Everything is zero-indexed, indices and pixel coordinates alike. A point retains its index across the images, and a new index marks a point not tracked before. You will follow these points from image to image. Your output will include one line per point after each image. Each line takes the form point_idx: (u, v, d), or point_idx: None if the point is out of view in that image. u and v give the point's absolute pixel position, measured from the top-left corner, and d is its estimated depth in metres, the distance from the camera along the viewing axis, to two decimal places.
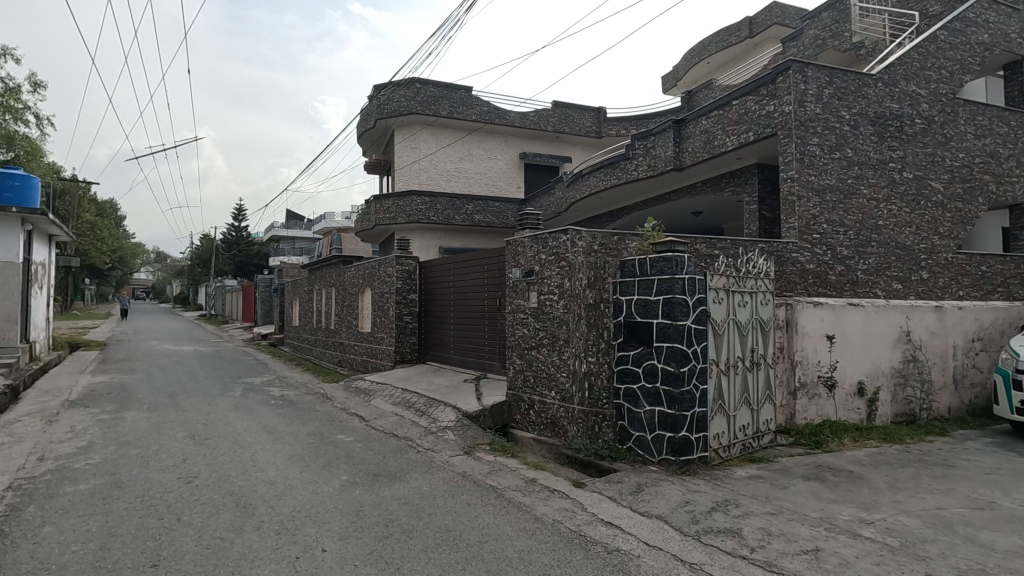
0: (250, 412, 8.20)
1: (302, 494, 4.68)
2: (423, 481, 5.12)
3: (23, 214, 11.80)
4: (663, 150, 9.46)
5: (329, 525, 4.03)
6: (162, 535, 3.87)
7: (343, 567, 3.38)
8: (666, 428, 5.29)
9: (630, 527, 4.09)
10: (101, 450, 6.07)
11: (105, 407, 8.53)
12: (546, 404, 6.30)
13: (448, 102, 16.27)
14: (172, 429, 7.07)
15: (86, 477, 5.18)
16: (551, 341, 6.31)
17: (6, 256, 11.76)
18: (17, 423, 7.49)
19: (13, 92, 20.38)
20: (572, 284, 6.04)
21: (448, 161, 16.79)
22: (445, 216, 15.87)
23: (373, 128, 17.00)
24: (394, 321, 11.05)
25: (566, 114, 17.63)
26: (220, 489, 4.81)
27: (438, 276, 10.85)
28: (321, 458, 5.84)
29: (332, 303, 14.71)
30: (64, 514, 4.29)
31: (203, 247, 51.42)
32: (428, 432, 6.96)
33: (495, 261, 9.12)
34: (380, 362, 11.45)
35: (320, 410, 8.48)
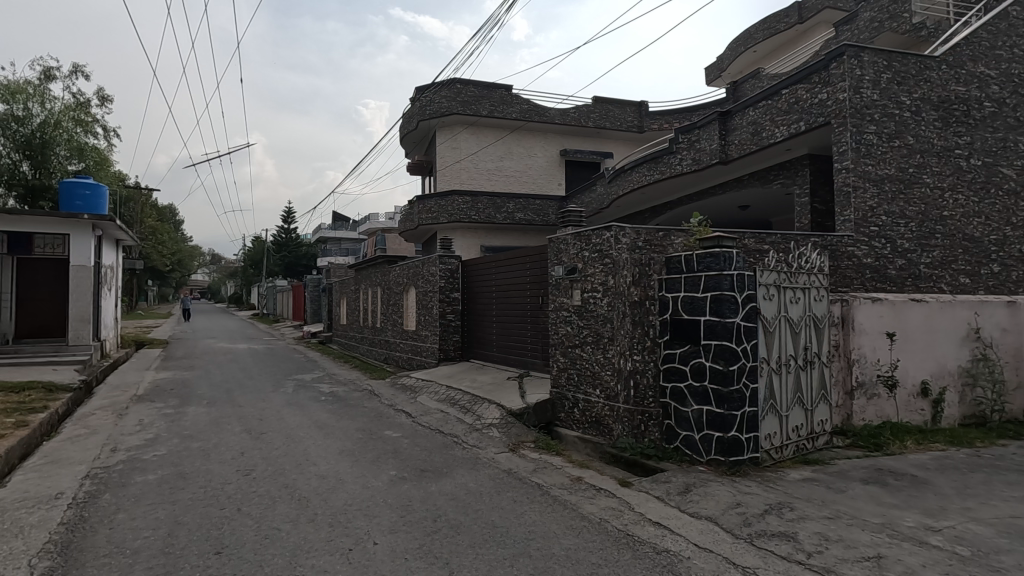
0: (302, 408, 8.52)
1: (354, 488, 4.83)
2: (469, 478, 5.18)
3: (94, 220, 12.56)
4: (708, 142, 9.23)
5: (379, 518, 4.14)
6: (224, 524, 4.06)
7: (394, 559, 3.47)
8: (715, 427, 5.18)
9: (679, 528, 4.02)
10: (167, 443, 6.45)
11: (168, 402, 9.00)
12: (591, 403, 6.26)
13: (489, 101, 16.35)
14: (230, 423, 7.41)
15: (153, 468, 5.50)
16: (595, 339, 6.26)
17: (79, 261, 12.56)
18: (91, 416, 8.01)
19: (84, 107, 21.78)
20: (616, 281, 5.97)
21: (488, 160, 16.90)
22: (486, 215, 16.01)
23: (415, 130, 17.23)
24: (438, 319, 11.22)
25: (607, 109, 17.50)
26: (276, 482, 5.02)
27: (481, 274, 10.92)
28: (370, 453, 6.00)
29: (377, 302, 15.06)
30: (136, 502, 4.57)
31: (255, 248, 53.59)
32: (473, 428, 7.04)
33: (537, 259, 9.12)
34: (425, 359, 11.65)
35: (368, 407, 8.70)
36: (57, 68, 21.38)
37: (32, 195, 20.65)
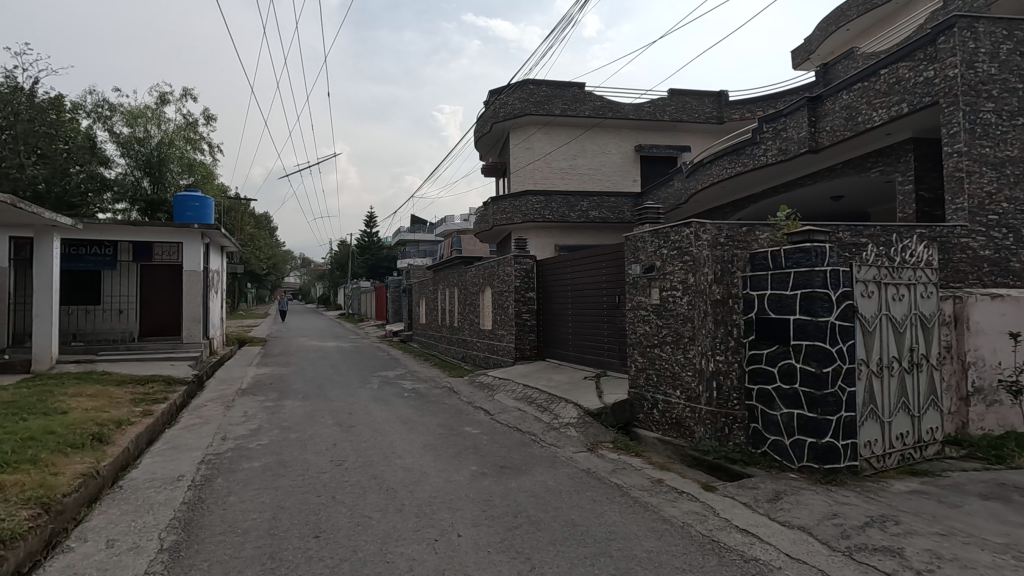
0: (387, 403, 8.94)
1: (437, 481, 5.01)
2: (548, 476, 5.22)
3: (202, 229, 13.81)
4: (796, 131, 8.73)
5: (462, 511, 4.28)
6: (320, 510, 4.36)
7: (477, 552, 3.58)
8: (808, 433, 4.91)
9: (769, 536, 3.84)
10: (268, 433, 6.99)
11: (268, 395, 9.76)
12: (671, 404, 6.10)
13: (562, 100, 16.32)
14: (323, 417, 7.93)
15: (258, 456, 5.99)
16: (675, 339, 6.09)
17: (191, 266, 13.83)
18: (203, 407, 8.84)
19: (192, 126, 23.96)
20: (697, 279, 5.80)
21: (562, 159, 16.86)
22: (560, 214, 16.02)
23: (490, 133, 17.51)
24: (514, 318, 11.36)
25: (684, 101, 16.96)
26: (366, 473, 5.31)
27: (556, 273, 10.94)
28: (451, 448, 6.21)
29: (455, 302, 15.48)
30: (245, 486, 5.00)
31: (341, 252, 56.70)
32: (551, 427, 7.08)
33: (614, 257, 9.00)
34: (502, 357, 11.84)
35: (447, 403, 8.98)
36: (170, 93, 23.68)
37: (152, 208, 22.98)
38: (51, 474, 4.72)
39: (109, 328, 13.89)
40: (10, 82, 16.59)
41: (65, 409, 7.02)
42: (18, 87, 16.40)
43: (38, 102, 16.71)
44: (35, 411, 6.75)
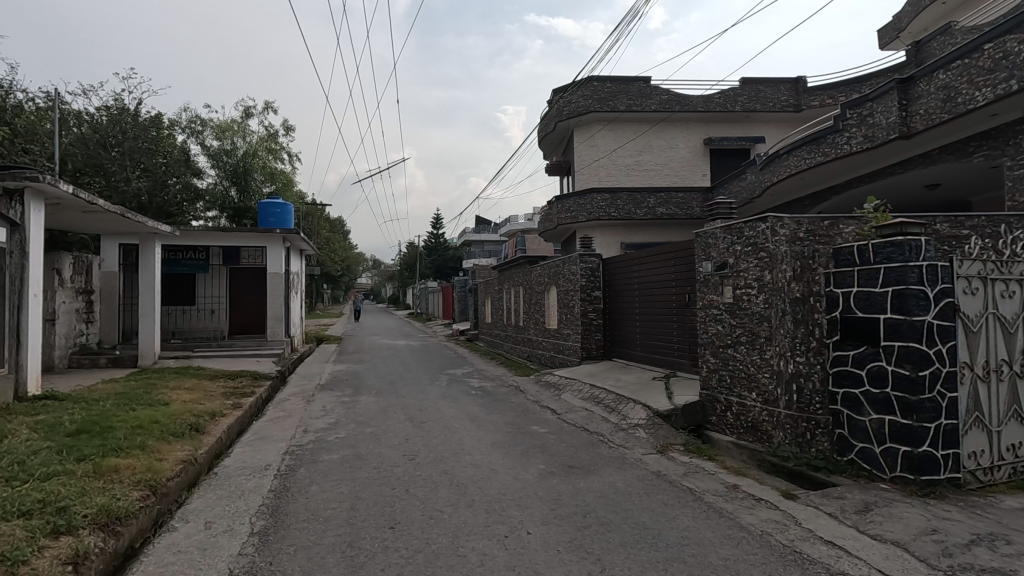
0: (455, 401, 9.14)
1: (506, 479, 5.07)
2: (617, 477, 5.15)
3: (284, 234, 14.66)
4: (884, 116, 8.12)
5: (531, 509, 4.30)
6: (395, 503, 4.52)
7: (547, 550, 3.58)
8: (901, 441, 4.56)
9: (858, 550, 3.60)
10: (345, 427, 7.33)
11: (344, 391, 10.23)
12: (746, 406, 5.83)
13: (627, 95, 16.00)
14: (396, 412, 8.21)
15: (336, 448, 6.30)
16: (751, 339, 5.82)
17: (274, 268, 14.74)
18: (286, 401, 9.40)
19: (273, 137, 25.53)
20: (773, 276, 5.51)
21: (628, 156, 16.55)
22: (626, 211, 15.77)
23: (554, 131, 17.46)
24: (580, 317, 11.27)
25: (757, 90, 16.17)
26: (437, 467, 5.45)
27: (624, 272, 10.76)
28: (519, 446, 6.26)
29: (520, 301, 15.56)
30: (325, 477, 5.28)
31: (410, 253, 58.48)
32: (619, 428, 6.98)
33: (685, 254, 8.73)
34: (567, 357, 11.77)
35: (514, 402, 9.05)
36: (254, 107, 25.31)
37: (238, 215, 24.63)
38: (157, 459, 5.20)
39: (203, 327, 15.04)
40: (118, 104, 18.28)
41: (167, 400, 7.69)
42: (125, 108, 18.05)
43: (142, 120, 18.32)
44: (142, 402, 7.44)
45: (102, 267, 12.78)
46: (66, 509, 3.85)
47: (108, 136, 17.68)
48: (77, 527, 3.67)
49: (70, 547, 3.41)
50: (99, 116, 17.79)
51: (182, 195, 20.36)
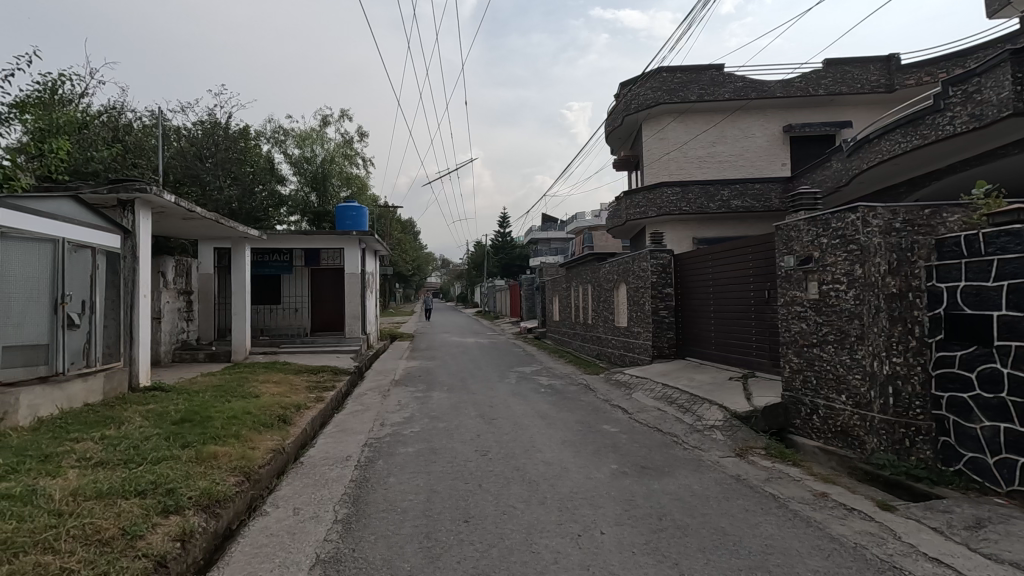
0: (525, 398, 9.19)
1: (578, 478, 5.03)
2: (693, 480, 4.99)
3: (360, 236, 15.52)
4: (994, 91, 7.34)
5: (604, 509, 4.25)
6: (469, 497, 4.61)
7: (622, 551, 3.53)
8: (1020, 452, 4.09)
9: (969, 570, 3.29)
10: (419, 421, 7.56)
11: (417, 387, 10.55)
12: (835, 409, 5.46)
13: (699, 85, 15.42)
14: (467, 408, 8.37)
15: (411, 442, 6.51)
16: (840, 338, 5.44)
17: (352, 269, 15.70)
18: (364, 395, 9.83)
19: (349, 143, 26.76)
20: (865, 270, 5.13)
21: (700, 147, 15.95)
22: (699, 205, 15.22)
23: (621, 126, 17.13)
24: (651, 315, 10.99)
25: (843, 71, 15.10)
26: (509, 464, 5.51)
27: (698, 267, 10.39)
28: (591, 445, 6.20)
29: (589, 298, 15.40)
30: (402, 469, 5.48)
31: (478, 252, 59.43)
32: (693, 429, 6.76)
33: (765, 248, 8.31)
34: (638, 356, 11.52)
35: (584, 400, 8.98)
36: (331, 115, 26.58)
37: (318, 218, 26.00)
38: (250, 448, 5.59)
39: (287, 324, 15.98)
40: (211, 118, 19.75)
41: (258, 393, 8.25)
42: (218, 122, 19.49)
43: (232, 133, 19.70)
44: (236, 394, 8.03)
45: (200, 269, 13.87)
46: (174, 491, 4.21)
47: (203, 149, 19.16)
48: (183, 508, 4.01)
49: (178, 526, 3.73)
50: (195, 131, 19.30)
51: (268, 201, 21.75)
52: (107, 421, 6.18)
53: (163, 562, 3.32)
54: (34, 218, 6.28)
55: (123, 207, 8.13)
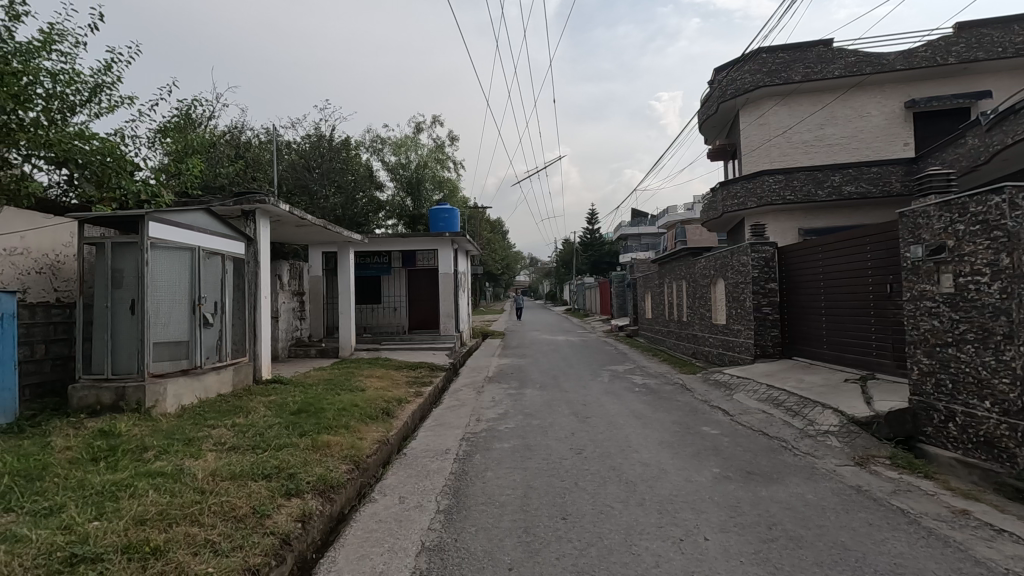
0: (619, 397, 9.04)
1: (678, 480, 4.87)
2: (806, 488, 4.64)
3: (453, 237, 16.03)
4: None
5: (707, 514, 4.08)
6: (565, 494, 4.62)
7: (729, 560, 3.36)
8: None
9: None
10: (514, 418, 7.70)
11: (510, 384, 10.73)
12: (975, 417, 4.86)
13: (804, 64, 14.31)
14: (560, 406, 8.40)
15: (507, 438, 6.64)
16: (981, 337, 4.84)
17: (446, 268, 16.30)
18: (460, 391, 10.16)
19: (441, 148, 27.77)
20: (1013, 260, 4.54)
21: (806, 131, 14.81)
22: (805, 193, 14.14)
23: (716, 113, 16.32)
24: (752, 312, 10.34)
25: (979, 35, 13.36)
26: (605, 463, 5.45)
27: (806, 261, 9.69)
28: (690, 447, 5.98)
29: (683, 295, 14.83)
30: (499, 464, 5.60)
31: (567, 250, 59.33)
32: (804, 434, 6.31)
33: (886, 238, 7.59)
34: (738, 355, 10.90)
35: (681, 400, 8.66)
36: (424, 122, 27.70)
37: (413, 221, 27.24)
38: (358, 438, 5.98)
39: (387, 323, 16.84)
40: (318, 132, 21.28)
41: (363, 387, 8.80)
42: (323, 135, 20.99)
43: (336, 144, 21.10)
44: (345, 387, 8.62)
45: (310, 272, 15.04)
46: (295, 475, 4.61)
47: (311, 160, 20.71)
48: (303, 491, 4.37)
49: (299, 508, 4.07)
50: (304, 144, 20.89)
51: (368, 206, 23.10)
52: (237, 409, 6.88)
53: (288, 539, 3.64)
54: (175, 229, 7.14)
55: (246, 217, 9.04)
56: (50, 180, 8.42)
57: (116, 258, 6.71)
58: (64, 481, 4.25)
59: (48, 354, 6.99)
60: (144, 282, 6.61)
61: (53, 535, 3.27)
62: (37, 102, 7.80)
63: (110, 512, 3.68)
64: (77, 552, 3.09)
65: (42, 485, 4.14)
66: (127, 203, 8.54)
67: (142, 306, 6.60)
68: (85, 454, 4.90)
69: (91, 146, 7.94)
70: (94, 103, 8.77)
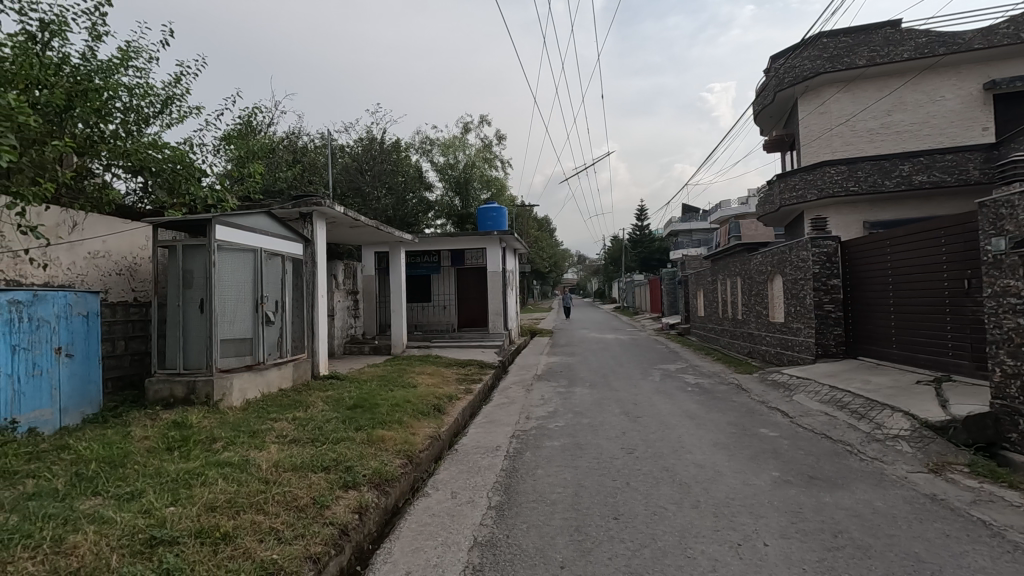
0: (672, 396, 8.85)
1: (735, 483, 4.72)
2: (874, 495, 4.40)
3: (501, 236, 16.15)
4: None
5: (767, 519, 3.94)
6: (617, 494, 4.57)
7: (790, 567, 3.24)
8: None
9: None
10: (564, 416, 7.67)
11: (560, 382, 10.69)
12: None
13: (869, 47, 13.53)
14: (610, 405, 8.30)
15: (556, 436, 6.62)
16: None
17: (494, 267, 16.49)
18: (510, 388, 10.21)
19: (488, 147, 27.99)
20: None
21: (871, 118, 14.03)
22: (871, 183, 13.37)
23: (773, 103, 15.69)
24: (813, 309, 9.88)
25: None
26: (657, 464, 5.35)
27: (873, 256, 9.17)
28: (747, 449, 5.78)
29: (738, 292, 14.35)
30: (549, 462, 5.59)
31: (616, 247, 58.58)
32: (872, 438, 5.98)
33: (964, 230, 7.11)
34: (797, 354, 10.44)
35: (737, 401, 8.38)
36: (471, 122, 27.98)
37: (462, 221, 27.57)
38: (411, 433, 6.11)
39: (437, 321, 17.14)
40: (369, 135, 21.84)
41: (415, 383, 8.99)
42: (374, 138, 21.54)
43: (387, 147, 21.61)
44: (397, 384, 8.84)
45: (363, 272, 15.52)
46: (352, 468, 4.77)
47: (363, 163, 21.30)
48: (360, 483, 4.52)
49: (356, 500, 4.21)
50: (356, 147, 21.50)
51: (418, 207, 23.54)
52: (297, 404, 7.17)
53: (346, 530, 3.77)
54: (240, 232, 7.51)
55: (304, 219, 9.40)
56: (128, 187, 9.05)
57: (187, 260, 7.12)
58: (143, 468, 4.55)
59: (127, 350, 7.51)
60: (212, 282, 6.99)
61: (134, 519, 3.52)
62: (116, 115, 8.38)
63: (185, 499, 3.92)
64: (156, 534, 3.31)
65: (124, 471, 4.46)
66: (195, 207, 9.02)
67: (210, 306, 6.98)
68: (161, 443, 5.24)
69: (163, 154, 8.41)
70: (166, 114, 9.34)
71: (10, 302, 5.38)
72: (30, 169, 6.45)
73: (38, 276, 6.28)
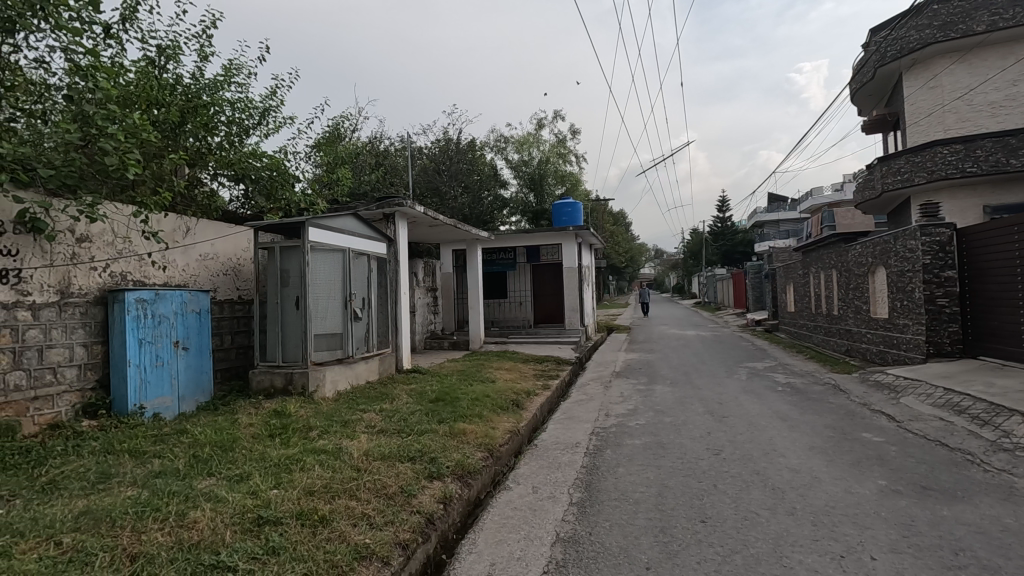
0: (760, 396, 8.39)
1: (835, 490, 4.40)
2: (1003, 511, 3.94)
3: (576, 231, 16.05)
4: None
5: (874, 531, 3.64)
6: (704, 496, 4.40)
7: None
8: None
9: None
10: (644, 414, 7.49)
11: (639, 379, 10.47)
12: None
13: (988, 10, 12.06)
14: (693, 404, 8.01)
15: (637, 434, 6.48)
16: None
17: (570, 263, 16.38)
18: (587, 385, 10.12)
19: (562, 143, 27.85)
20: None
21: (993, 90, 12.59)
22: (992, 163, 11.96)
23: (873, 80, 14.43)
24: (923, 304, 9.00)
25: None
26: (747, 466, 5.09)
27: (997, 244, 8.20)
28: (848, 454, 5.37)
29: (834, 285, 13.36)
30: (631, 460, 5.48)
31: (696, 241, 56.43)
32: (997, 447, 5.36)
33: None
34: (904, 352, 9.57)
35: (834, 402, 7.82)
36: (545, 118, 27.97)
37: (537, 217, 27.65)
38: (491, 428, 6.22)
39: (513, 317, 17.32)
40: (445, 136, 22.37)
41: (493, 378, 9.13)
42: (450, 138, 22.07)
43: (462, 147, 22.08)
44: (476, 378, 9.02)
45: (441, 269, 15.91)
46: (436, 459, 4.92)
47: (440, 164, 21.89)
48: (443, 474, 4.65)
49: (441, 490, 4.35)
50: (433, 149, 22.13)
51: (493, 204, 23.86)
52: (383, 396, 7.50)
53: (432, 519, 3.90)
54: (330, 233, 7.95)
55: (387, 219, 9.81)
56: (231, 194, 9.88)
57: (284, 260, 7.62)
58: (249, 453, 4.95)
59: (233, 344, 8.18)
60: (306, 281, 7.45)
61: (244, 498, 3.83)
62: (222, 128, 9.12)
63: (286, 482, 4.21)
64: (263, 514, 3.59)
65: (233, 455, 4.87)
66: (290, 211, 9.69)
67: (305, 303, 7.45)
68: (264, 430, 5.66)
69: (261, 162, 9.17)
70: (263, 125, 10.09)
71: (137, 301, 6.03)
72: (152, 180, 7.19)
73: (159, 277, 6.93)
